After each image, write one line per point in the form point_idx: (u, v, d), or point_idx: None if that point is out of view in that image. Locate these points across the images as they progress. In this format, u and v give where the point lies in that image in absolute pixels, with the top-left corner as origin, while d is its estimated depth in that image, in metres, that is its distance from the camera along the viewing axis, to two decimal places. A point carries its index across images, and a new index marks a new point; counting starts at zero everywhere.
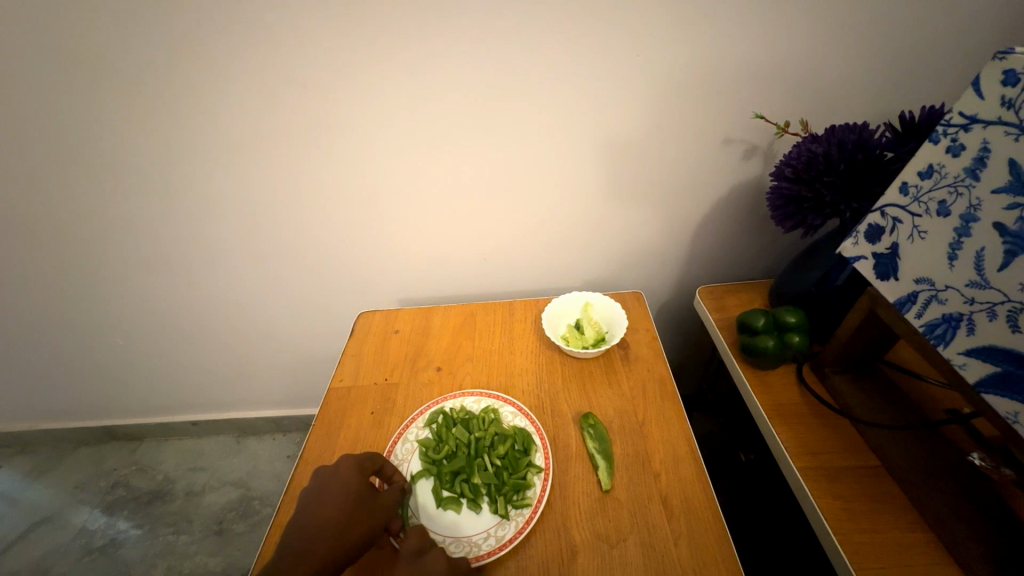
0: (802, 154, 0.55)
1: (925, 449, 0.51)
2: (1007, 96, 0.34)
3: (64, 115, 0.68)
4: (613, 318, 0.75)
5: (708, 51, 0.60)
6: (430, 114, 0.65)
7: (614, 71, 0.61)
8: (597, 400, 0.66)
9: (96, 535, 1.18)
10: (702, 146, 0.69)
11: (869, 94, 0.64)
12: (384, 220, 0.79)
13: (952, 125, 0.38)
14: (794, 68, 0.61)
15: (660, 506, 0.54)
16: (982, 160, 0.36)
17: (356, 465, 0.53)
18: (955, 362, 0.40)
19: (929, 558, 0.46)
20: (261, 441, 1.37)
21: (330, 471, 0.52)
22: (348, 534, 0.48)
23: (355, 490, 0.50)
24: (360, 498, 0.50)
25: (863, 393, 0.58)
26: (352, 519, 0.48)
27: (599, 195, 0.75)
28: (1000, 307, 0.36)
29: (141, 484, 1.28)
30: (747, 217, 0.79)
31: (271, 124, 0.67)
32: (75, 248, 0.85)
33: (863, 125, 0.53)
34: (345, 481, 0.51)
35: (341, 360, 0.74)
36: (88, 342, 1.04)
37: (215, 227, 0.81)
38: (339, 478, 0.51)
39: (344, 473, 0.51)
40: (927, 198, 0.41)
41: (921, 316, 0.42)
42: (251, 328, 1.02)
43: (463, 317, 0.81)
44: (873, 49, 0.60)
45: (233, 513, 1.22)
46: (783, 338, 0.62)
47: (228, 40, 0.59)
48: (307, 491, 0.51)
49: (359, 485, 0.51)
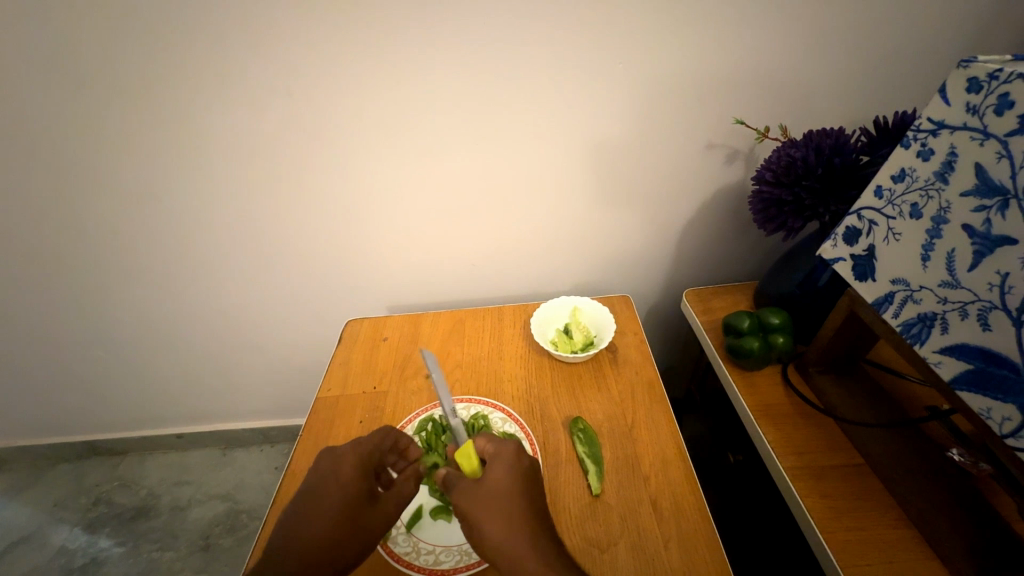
0: (781, 159, 0.56)
1: (905, 445, 0.52)
2: (972, 103, 0.35)
3: (47, 125, 0.67)
4: (601, 321, 0.75)
5: (690, 58, 0.61)
6: (418, 121, 0.66)
7: (598, 79, 0.63)
8: (586, 404, 0.66)
9: (77, 554, 1.15)
10: (685, 152, 0.71)
11: (845, 101, 0.66)
12: (372, 227, 0.79)
13: (922, 130, 0.39)
14: (772, 75, 0.63)
15: (650, 509, 0.54)
16: (950, 164, 0.37)
17: (358, 467, 0.51)
18: (931, 360, 0.41)
19: (913, 554, 0.46)
20: (249, 453, 1.34)
21: (333, 468, 0.51)
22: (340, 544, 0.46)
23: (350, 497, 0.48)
24: (358, 506, 0.49)
25: (846, 392, 0.59)
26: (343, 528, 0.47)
27: (587, 200, 0.76)
28: (971, 307, 0.38)
29: (125, 500, 1.25)
30: (730, 220, 0.80)
31: (257, 132, 0.67)
32: (55, 258, 0.83)
33: (839, 130, 0.55)
34: (344, 482, 0.49)
35: (329, 369, 0.73)
36: (70, 356, 1.02)
37: (199, 236, 0.80)
38: (339, 479, 0.50)
39: (345, 475, 0.50)
40: (900, 200, 0.42)
41: (898, 316, 0.43)
42: (237, 338, 1.01)
43: (452, 323, 0.81)
44: (847, 57, 0.61)
45: (219, 528, 1.20)
46: (768, 339, 0.64)
47: (215, 50, 0.60)
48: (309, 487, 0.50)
49: (359, 491, 0.49)
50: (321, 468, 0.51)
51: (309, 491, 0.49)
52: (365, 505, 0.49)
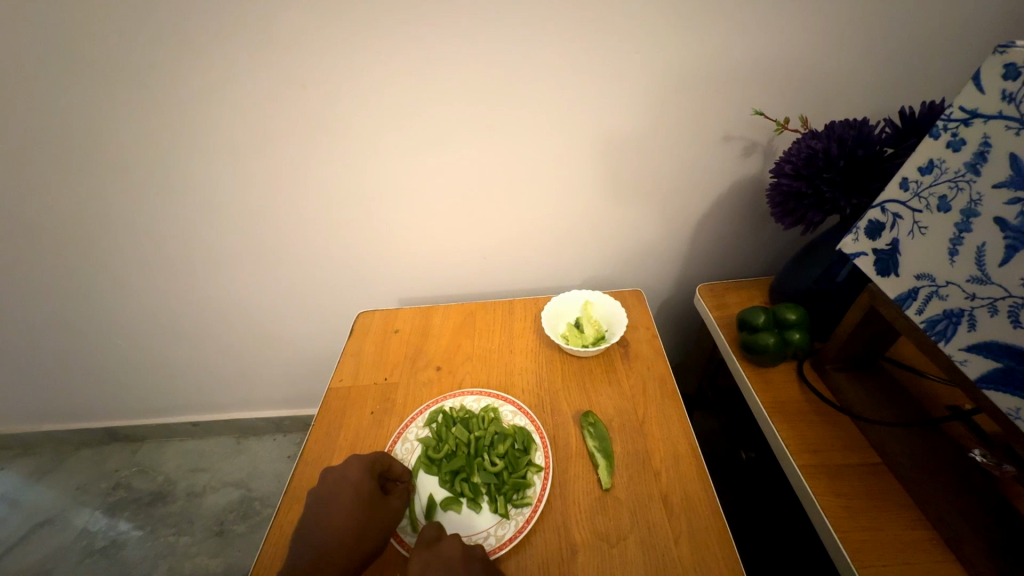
0: (802, 150, 0.55)
1: (926, 444, 0.51)
2: (1008, 91, 0.34)
3: (64, 117, 0.67)
4: (612, 315, 0.74)
5: (710, 46, 0.59)
6: (431, 113, 0.65)
7: (614, 68, 0.61)
8: (597, 398, 0.66)
9: (97, 537, 1.18)
10: (701, 143, 0.69)
11: (868, 91, 0.64)
12: (384, 219, 0.79)
13: (952, 119, 0.38)
14: (793, 64, 0.61)
15: (661, 504, 0.53)
16: (982, 156, 0.36)
17: (365, 468, 0.53)
18: (956, 358, 0.40)
19: (931, 556, 0.45)
20: (262, 441, 1.37)
21: (339, 475, 0.52)
22: (364, 539, 0.48)
23: (365, 493, 0.51)
24: (370, 504, 0.50)
25: (864, 390, 0.57)
26: (364, 523, 0.49)
27: (600, 192, 0.75)
28: (1001, 303, 0.36)
29: (142, 485, 1.28)
30: (746, 214, 0.79)
31: (270, 123, 0.67)
32: (72, 249, 0.84)
33: (863, 121, 0.53)
34: (354, 483, 0.51)
35: (341, 360, 0.74)
36: (89, 345, 1.04)
37: (213, 228, 0.81)
38: (348, 482, 0.51)
39: (354, 477, 0.52)
40: (927, 193, 0.40)
41: (922, 312, 0.42)
42: (250, 328, 1.02)
43: (463, 317, 0.81)
44: (873, 45, 0.59)
45: (233, 514, 1.22)
46: (784, 335, 0.62)
47: (228, 41, 0.59)
48: (316, 494, 0.51)
49: (370, 487, 0.52)
50: (326, 477, 0.52)
51: (318, 500, 0.51)
52: (374, 505, 0.51)
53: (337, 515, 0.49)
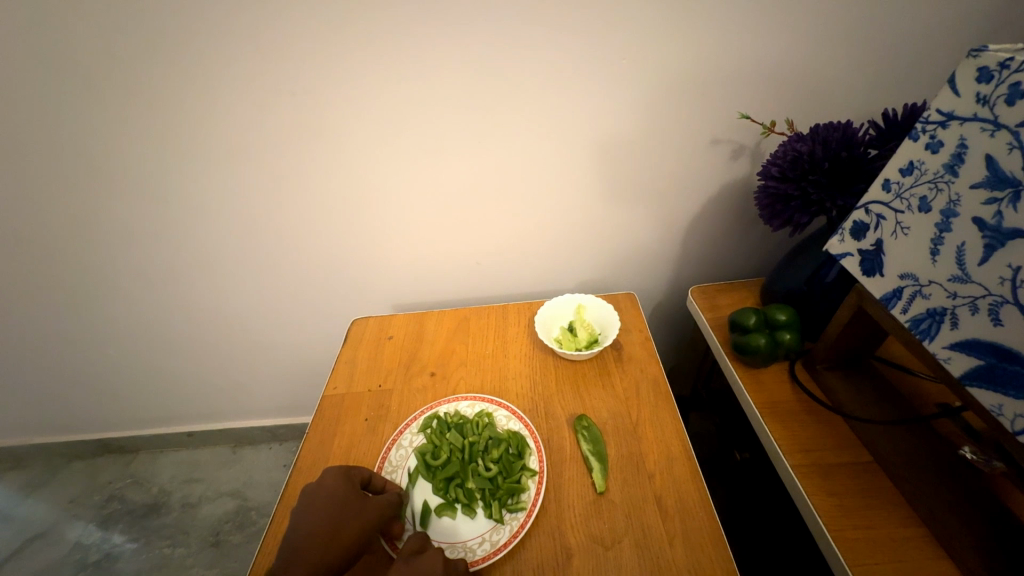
0: (788, 153, 0.55)
1: (915, 443, 0.52)
2: (982, 93, 0.35)
3: (56, 128, 0.67)
4: (605, 318, 0.75)
5: (698, 52, 0.60)
6: (421, 119, 0.65)
7: (602, 74, 0.62)
8: (591, 402, 0.66)
9: (91, 550, 1.16)
10: (690, 148, 0.70)
11: (852, 94, 0.65)
12: (376, 226, 0.79)
13: (930, 122, 0.38)
14: (779, 69, 0.62)
15: (655, 507, 0.54)
16: (959, 156, 0.37)
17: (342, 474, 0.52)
18: (941, 356, 0.40)
19: (923, 553, 0.46)
20: (258, 451, 1.36)
21: (315, 483, 0.51)
22: (341, 538, 0.47)
23: (341, 494, 0.50)
24: (345, 503, 0.49)
25: (855, 390, 0.58)
26: (339, 523, 0.48)
27: (593, 196, 0.76)
28: (981, 301, 0.37)
29: (138, 496, 1.27)
30: (736, 216, 0.80)
31: (263, 133, 0.67)
32: (65, 259, 0.84)
33: (847, 123, 0.54)
34: (331, 488, 0.50)
35: (335, 367, 0.74)
36: (84, 356, 1.04)
37: (207, 236, 0.81)
38: (325, 485, 0.50)
39: (330, 481, 0.51)
40: (908, 193, 0.41)
41: (906, 311, 0.42)
42: (244, 337, 1.02)
43: (458, 321, 0.81)
44: (856, 49, 0.60)
45: (229, 525, 1.21)
46: (774, 336, 0.63)
47: (219, 50, 0.59)
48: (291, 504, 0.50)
49: (345, 489, 0.51)
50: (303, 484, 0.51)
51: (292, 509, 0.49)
52: (350, 504, 0.50)
53: (311, 517, 0.48)
